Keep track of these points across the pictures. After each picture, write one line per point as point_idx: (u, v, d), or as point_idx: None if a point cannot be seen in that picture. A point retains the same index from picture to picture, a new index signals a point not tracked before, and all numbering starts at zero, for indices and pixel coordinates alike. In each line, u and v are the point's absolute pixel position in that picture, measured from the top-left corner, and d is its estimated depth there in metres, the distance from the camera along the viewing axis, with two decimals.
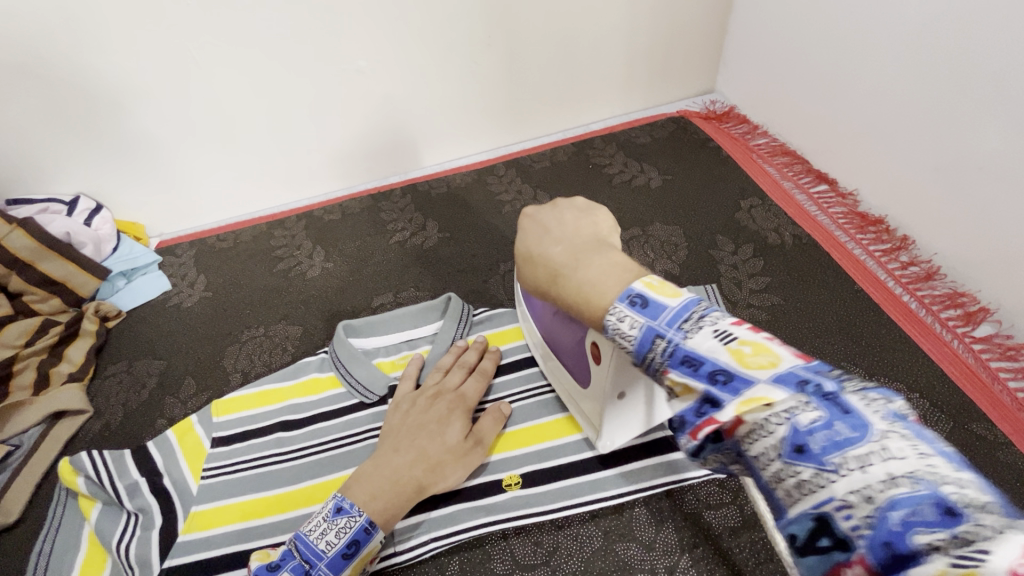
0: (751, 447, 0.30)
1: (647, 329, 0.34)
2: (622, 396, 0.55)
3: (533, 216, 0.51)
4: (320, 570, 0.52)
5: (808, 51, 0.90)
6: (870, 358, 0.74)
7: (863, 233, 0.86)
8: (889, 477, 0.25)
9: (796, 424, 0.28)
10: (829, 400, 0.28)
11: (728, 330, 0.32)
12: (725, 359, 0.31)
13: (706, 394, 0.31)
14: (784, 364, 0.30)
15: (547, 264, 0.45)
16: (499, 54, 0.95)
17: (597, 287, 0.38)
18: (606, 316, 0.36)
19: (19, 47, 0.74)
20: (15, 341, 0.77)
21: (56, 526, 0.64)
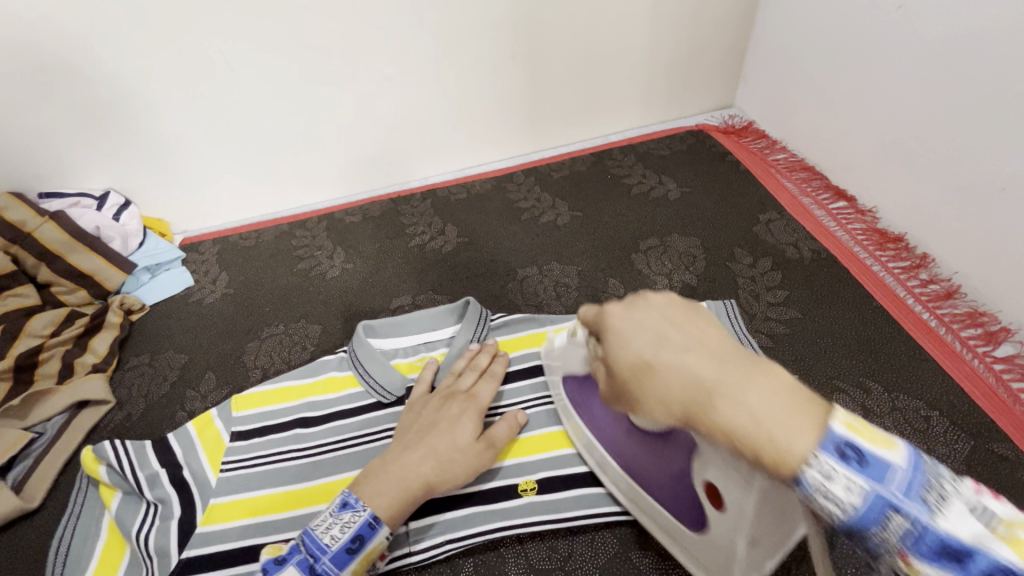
0: (900, 533, 0.32)
1: (786, 410, 0.34)
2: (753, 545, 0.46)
3: (629, 315, 0.43)
4: (324, 563, 0.51)
5: (829, 69, 0.91)
6: (890, 375, 0.73)
7: (882, 250, 0.86)
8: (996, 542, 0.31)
9: (938, 506, 0.31)
10: (981, 514, 0.31)
11: (888, 438, 0.33)
12: (861, 441, 0.33)
13: (861, 486, 0.32)
14: (899, 443, 0.33)
15: (686, 378, 0.37)
16: (522, 63, 0.96)
17: (783, 426, 0.33)
18: (804, 468, 0.32)
19: (60, 46, 0.77)
20: (41, 331, 0.79)
21: (76, 514, 0.65)
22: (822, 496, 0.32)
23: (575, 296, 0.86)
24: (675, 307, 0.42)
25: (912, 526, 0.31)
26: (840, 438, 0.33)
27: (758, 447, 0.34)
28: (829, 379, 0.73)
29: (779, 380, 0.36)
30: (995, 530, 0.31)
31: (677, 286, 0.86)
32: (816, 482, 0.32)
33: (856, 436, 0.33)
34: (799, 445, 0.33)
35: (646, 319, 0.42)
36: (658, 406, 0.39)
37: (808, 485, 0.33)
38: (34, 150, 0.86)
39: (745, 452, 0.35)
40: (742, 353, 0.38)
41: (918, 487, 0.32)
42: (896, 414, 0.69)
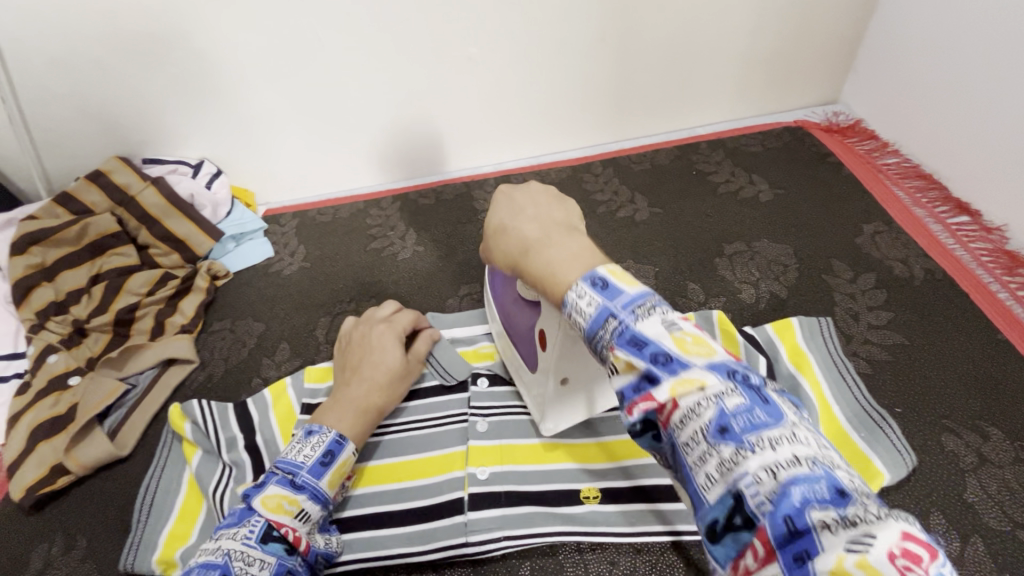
0: (682, 434, 0.32)
1: (602, 309, 0.37)
2: (564, 381, 0.60)
3: (510, 194, 0.52)
4: (303, 476, 0.55)
5: (968, 65, 0.80)
6: (1012, 421, 0.64)
7: (1011, 276, 0.77)
8: (793, 457, 0.29)
9: (722, 408, 0.31)
10: (751, 390, 0.32)
11: (674, 320, 0.36)
12: (669, 344, 0.35)
13: (645, 373, 0.34)
14: (718, 355, 0.34)
15: (522, 237, 0.47)
16: (613, 48, 0.92)
17: (563, 270, 0.41)
18: (568, 292, 0.39)
19: (171, 17, 0.80)
20: (139, 289, 0.85)
21: (161, 466, 0.70)
22: (573, 312, 0.39)
23: None
24: (545, 194, 0.51)
25: (621, 327, 0.36)
26: (597, 275, 0.39)
27: (545, 283, 0.42)
28: (937, 418, 0.65)
29: (583, 244, 0.44)
30: (675, 335, 0.35)
31: (763, 297, 0.80)
32: (572, 303, 0.39)
33: (608, 274, 0.39)
34: (581, 319, 0.38)
35: (518, 199, 0.51)
36: (500, 257, 0.49)
37: (569, 306, 0.39)
38: (141, 118, 0.91)
39: (539, 291, 0.44)
40: (570, 229, 0.47)
41: (703, 387, 0.32)
42: (1019, 466, 0.61)
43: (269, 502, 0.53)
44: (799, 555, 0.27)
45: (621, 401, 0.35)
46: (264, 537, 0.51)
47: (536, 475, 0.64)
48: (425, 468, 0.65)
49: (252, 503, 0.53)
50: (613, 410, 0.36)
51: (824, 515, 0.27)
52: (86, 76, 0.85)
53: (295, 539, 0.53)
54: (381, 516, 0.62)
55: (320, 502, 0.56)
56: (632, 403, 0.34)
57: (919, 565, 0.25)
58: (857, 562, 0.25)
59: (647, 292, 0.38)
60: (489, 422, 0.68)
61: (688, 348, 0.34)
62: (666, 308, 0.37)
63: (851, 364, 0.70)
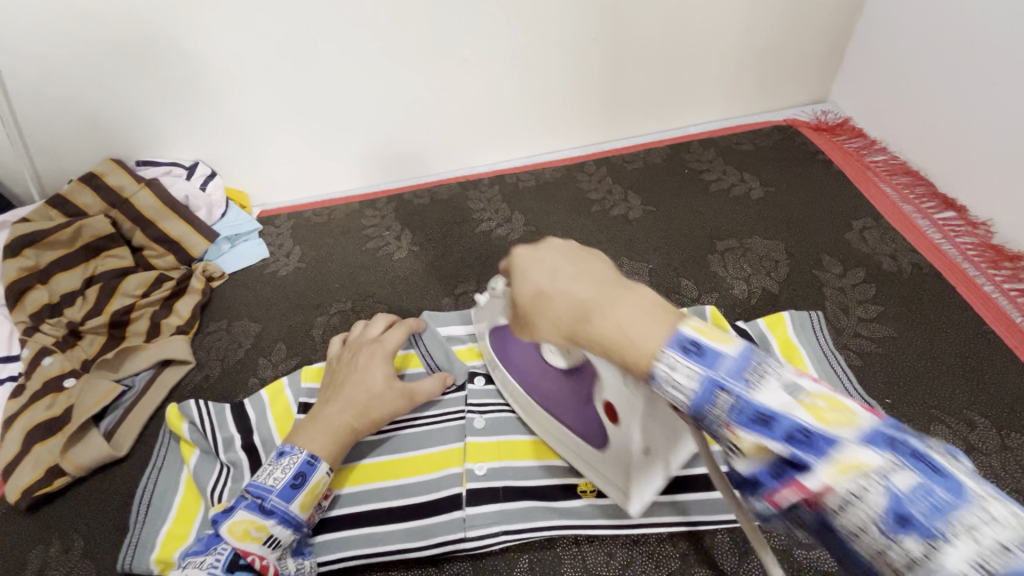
0: (841, 521, 0.29)
1: (706, 379, 0.33)
2: (646, 451, 0.52)
3: (529, 255, 0.43)
4: (272, 501, 0.55)
5: (951, 64, 0.82)
6: (998, 410, 0.66)
7: (996, 269, 0.78)
8: (999, 544, 0.26)
9: (894, 493, 0.28)
10: (917, 458, 0.29)
11: (794, 382, 0.32)
12: (803, 415, 0.31)
13: (786, 456, 0.31)
14: (864, 420, 0.31)
15: (570, 297, 0.39)
16: (604, 49, 0.93)
17: (647, 336, 0.35)
18: (654, 364, 0.34)
19: (162, 23, 0.80)
20: (134, 291, 0.84)
21: (159, 465, 0.70)
22: (667, 386, 0.34)
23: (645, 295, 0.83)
24: (569, 248, 0.44)
25: (736, 401, 0.32)
26: (682, 335, 0.34)
27: (619, 350, 0.35)
28: (926, 408, 0.67)
29: (646, 296, 0.37)
30: (802, 401, 0.32)
31: (755, 292, 0.81)
32: (662, 375, 0.34)
33: (697, 333, 0.34)
34: (681, 394, 0.34)
35: (545, 255, 0.43)
36: (550, 330, 0.40)
37: (658, 378, 0.34)
38: (134, 120, 0.91)
39: (611, 360, 0.36)
40: (624, 280, 0.40)
41: (863, 467, 0.29)
42: (1005, 454, 0.62)
43: (235, 530, 0.53)
44: None
45: (760, 488, 0.33)
46: (231, 565, 0.53)
47: (532, 470, 0.64)
48: (423, 465, 0.66)
49: (218, 530, 0.54)
50: (751, 493, 0.34)
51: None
52: (78, 79, 0.85)
53: (263, 567, 0.54)
54: (379, 512, 0.63)
55: (291, 526, 0.56)
56: (776, 489, 0.31)
57: None
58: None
59: (749, 350, 0.34)
60: (486, 418, 0.68)
61: (825, 417, 0.31)
62: (778, 365, 0.33)
63: (842, 357, 0.71)
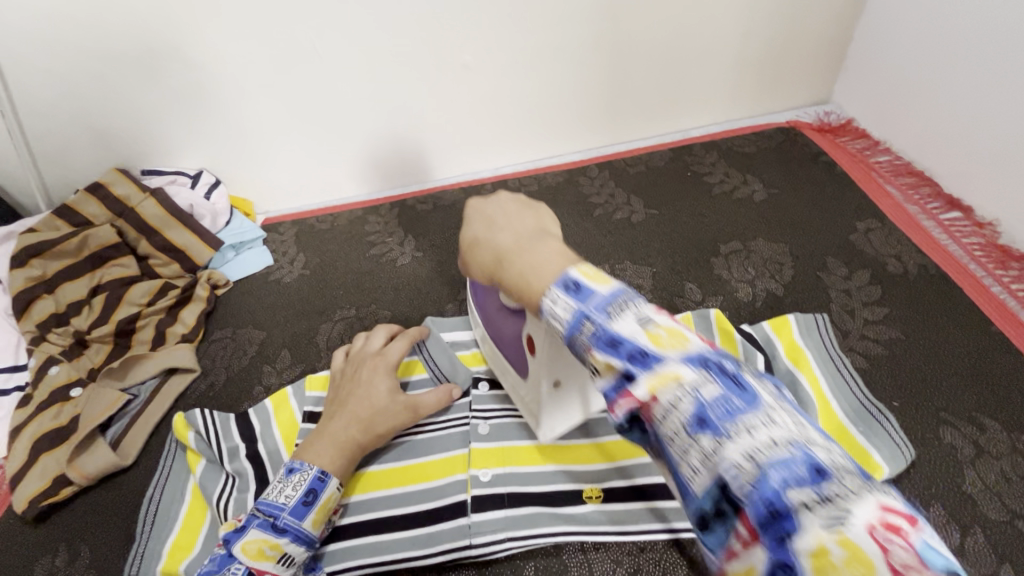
0: (664, 428, 0.31)
1: (577, 312, 0.36)
2: (556, 384, 0.60)
3: (479, 205, 0.51)
4: (284, 519, 0.55)
5: (955, 63, 0.82)
6: (1008, 412, 0.65)
7: (1004, 270, 0.78)
8: (773, 441, 0.28)
9: (700, 400, 0.30)
10: (727, 376, 0.31)
11: (648, 315, 0.35)
12: (644, 340, 0.33)
13: (624, 372, 0.33)
14: (693, 346, 0.33)
15: (495, 245, 0.47)
16: (605, 53, 0.93)
17: (542, 279, 0.40)
18: (543, 299, 0.39)
19: (166, 33, 0.81)
20: (139, 300, 0.85)
21: (165, 474, 0.70)
22: (552, 320, 0.38)
23: (648, 298, 0.83)
24: (515, 202, 0.51)
25: (596, 329, 0.35)
26: (569, 277, 0.39)
27: (519, 291, 0.42)
28: (935, 411, 0.66)
29: (556, 248, 0.43)
30: (649, 329, 0.34)
31: (760, 295, 0.80)
32: (548, 309, 0.38)
33: (582, 276, 0.38)
34: (560, 325, 0.37)
35: (485, 206, 0.51)
36: (478, 271, 0.49)
37: (547, 313, 0.38)
38: (139, 130, 0.92)
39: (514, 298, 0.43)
40: (542, 232, 0.46)
41: (679, 379, 0.31)
42: (1016, 456, 0.62)
43: (249, 549, 0.54)
44: (778, 537, 0.26)
45: (605, 404, 0.34)
46: None
47: (537, 476, 0.64)
48: (428, 472, 0.66)
49: (232, 549, 0.54)
50: (600, 414, 0.35)
51: (805, 495, 0.26)
52: (84, 89, 0.86)
53: None
54: (385, 520, 0.62)
55: (304, 543, 0.56)
56: (615, 403, 0.33)
57: (901, 535, 0.25)
58: (838, 540, 0.25)
59: (621, 291, 0.37)
60: (491, 424, 0.68)
61: (662, 342, 0.33)
62: (642, 303, 0.36)
63: (848, 359, 0.71)
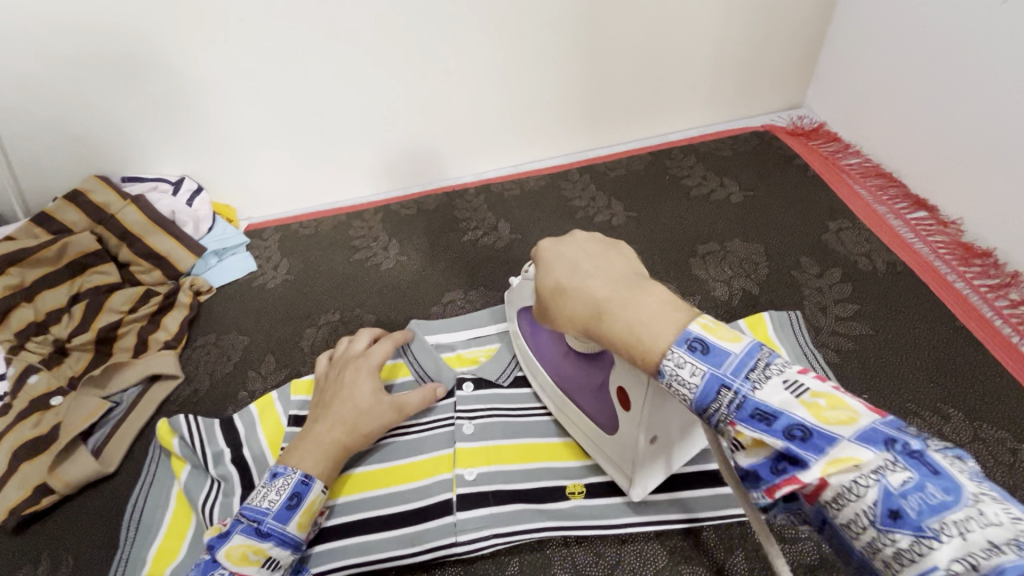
0: (840, 514, 0.34)
1: (710, 376, 0.38)
2: (654, 440, 0.55)
3: (557, 250, 0.54)
4: (268, 523, 0.56)
5: (919, 68, 0.85)
6: (971, 402, 0.68)
7: (967, 266, 0.81)
8: (990, 543, 0.29)
9: (886, 488, 0.32)
10: (915, 458, 0.32)
11: (798, 382, 0.37)
12: (803, 414, 0.35)
13: (784, 450, 0.35)
14: (863, 420, 0.34)
15: (588, 295, 0.47)
16: (584, 59, 0.95)
17: (651, 330, 0.42)
18: (662, 360, 0.40)
19: (148, 40, 0.81)
20: (120, 307, 0.85)
21: (149, 481, 0.70)
22: (674, 381, 0.40)
23: None
24: (594, 243, 0.53)
25: (738, 398, 0.37)
26: (691, 334, 0.40)
27: (631, 347, 0.43)
28: (902, 402, 0.69)
29: (659, 293, 0.44)
30: (803, 399, 0.36)
31: (736, 293, 0.83)
32: (669, 371, 0.40)
33: (704, 332, 0.40)
34: (688, 390, 0.39)
35: (568, 253, 0.53)
36: (568, 320, 0.49)
37: (666, 374, 0.40)
38: (120, 137, 0.91)
39: (622, 353, 0.44)
40: (636, 279, 0.47)
41: (860, 465, 0.33)
42: (977, 444, 0.64)
43: (233, 553, 0.53)
44: None
45: (760, 481, 0.37)
46: None
47: (522, 473, 0.65)
48: (413, 472, 0.66)
49: (216, 555, 0.54)
50: (750, 485, 0.38)
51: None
52: (63, 96, 0.86)
53: None
54: (370, 521, 0.63)
55: (289, 546, 0.57)
56: (774, 482, 0.36)
57: None
58: None
59: (755, 350, 0.39)
60: (475, 423, 0.69)
61: (824, 414, 0.35)
62: (784, 365, 0.38)
63: (820, 354, 0.73)
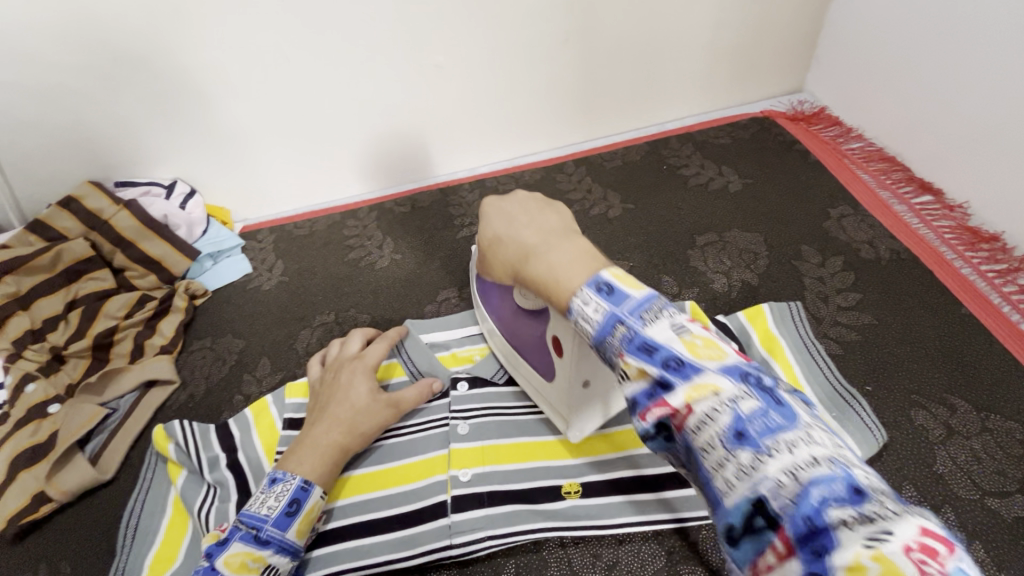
0: (698, 438, 0.33)
1: (609, 314, 0.40)
2: (586, 384, 0.59)
3: (500, 204, 0.54)
4: (268, 531, 0.55)
5: (923, 48, 0.82)
6: (979, 392, 0.66)
7: (973, 251, 0.79)
8: (813, 459, 0.30)
9: (737, 413, 0.32)
10: (764, 391, 0.33)
11: (683, 325, 0.38)
12: (680, 349, 0.36)
13: (657, 378, 0.35)
14: (729, 358, 0.36)
15: (522, 245, 0.49)
16: (577, 49, 0.93)
17: (568, 273, 0.44)
18: (572, 298, 0.42)
19: (134, 43, 0.80)
20: (117, 313, 0.84)
21: (146, 487, 0.70)
22: (580, 319, 0.41)
23: None
24: (533, 200, 0.54)
25: (629, 332, 0.38)
26: (602, 279, 0.42)
27: (548, 289, 0.45)
28: (907, 393, 0.67)
29: (580, 245, 0.46)
30: (684, 339, 0.37)
31: (736, 285, 0.81)
32: (578, 309, 0.41)
33: (614, 278, 0.41)
34: (590, 325, 0.41)
35: (507, 207, 0.53)
36: (501, 266, 0.53)
37: (575, 312, 0.42)
38: (111, 142, 0.91)
39: (539, 291, 0.47)
40: (566, 230, 0.49)
41: (717, 390, 0.33)
42: (986, 435, 0.63)
43: (232, 562, 0.53)
44: (817, 551, 0.27)
45: (635, 408, 0.36)
46: None
47: (518, 474, 0.64)
48: (408, 474, 0.66)
49: (214, 563, 0.53)
50: (629, 419, 0.37)
51: (844, 513, 0.27)
52: (52, 102, 0.85)
53: None
54: (366, 525, 0.63)
55: (288, 553, 0.56)
56: (647, 408, 0.35)
57: (938, 558, 0.25)
58: (874, 555, 0.25)
59: (652, 297, 0.40)
60: (470, 424, 0.68)
61: (698, 352, 0.36)
62: (674, 311, 0.39)
63: (822, 346, 0.71)
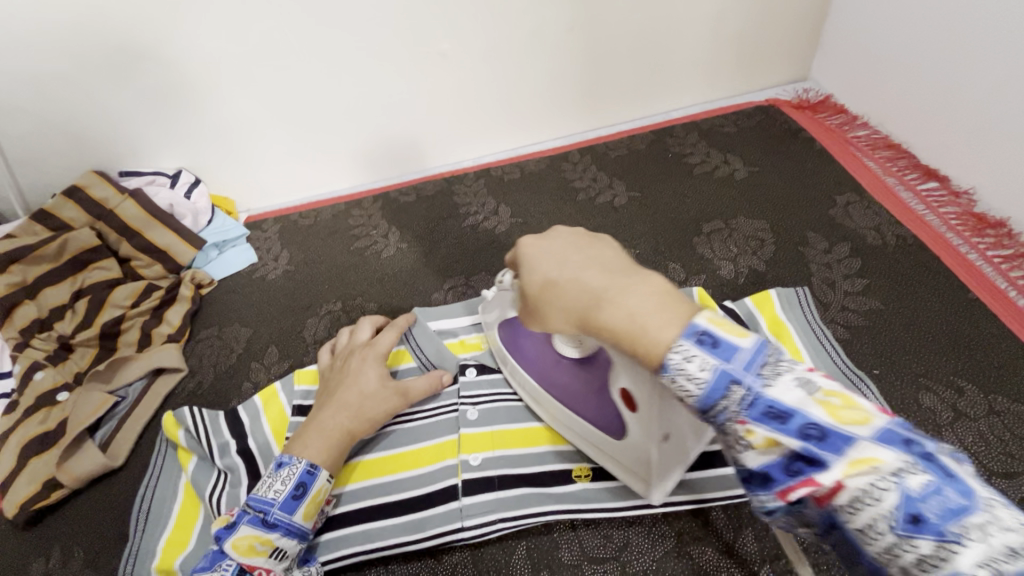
0: (854, 519, 0.31)
1: (720, 372, 0.34)
2: (666, 437, 0.51)
3: (541, 248, 0.48)
4: (274, 514, 0.55)
5: (929, 35, 0.82)
6: (985, 376, 0.66)
7: (979, 236, 0.79)
8: (1011, 549, 0.28)
9: (905, 492, 0.29)
10: (930, 461, 0.30)
11: (808, 380, 0.34)
12: (818, 413, 0.32)
13: (798, 451, 0.32)
14: (877, 419, 0.32)
15: (584, 286, 0.42)
16: (581, 38, 0.93)
17: (656, 322, 0.37)
18: (667, 354, 0.36)
19: (136, 32, 0.80)
20: (123, 302, 0.84)
21: (156, 473, 0.70)
22: (679, 376, 0.35)
23: None
24: (574, 237, 0.49)
25: (750, 395, 0.34)
26: (698, 326, 0.36)
27: (635, 339, 0.38)
28: (914, 376, 0.67)
29: (657, 283, 0.40)
30: (816, 398, 0.33)
31: (742, 272, 0.81)
32: (675, 365, 0.35)
33: (712, 325, 0.36)
34: (693, 385, 0.35)
35: (554, 250, 0.47)
36: (562, 316, 0.44)
37: (671, 369, 0.36)
38: (115, 131, 0.91)
39: (623, 346, 0.39)
40: (628, 267, 0.43)
41: (877, 465, 0.30)
42: (993, 418, 0.63)
43: (240, 545, 0.54)
44: None
45: (770, 482, 0.34)
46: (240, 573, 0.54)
47: (528, 458, 0.65)
48: (419, 458, 0.66)
49: (223, 545, 0.55)
50: (758, 487, 0.35)
51: None
52: (55, 92, 0.85)
53: None
54: (377, 508, 0.63)
55: (296, 536, 0.57)
56: (788, 485, 0.33)
57: None
58: None
59: (762, 345, 0.35)
60: (480, 409, 0.68)
61: (839, 414, 0.32)
62: (792, 363, 0.35)
63: (829, 331, 0.72)
